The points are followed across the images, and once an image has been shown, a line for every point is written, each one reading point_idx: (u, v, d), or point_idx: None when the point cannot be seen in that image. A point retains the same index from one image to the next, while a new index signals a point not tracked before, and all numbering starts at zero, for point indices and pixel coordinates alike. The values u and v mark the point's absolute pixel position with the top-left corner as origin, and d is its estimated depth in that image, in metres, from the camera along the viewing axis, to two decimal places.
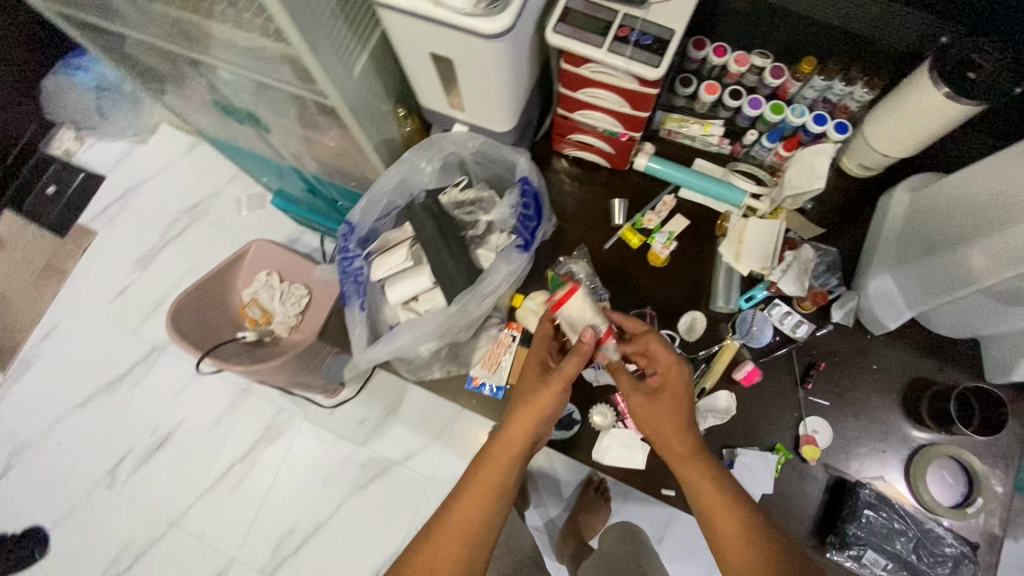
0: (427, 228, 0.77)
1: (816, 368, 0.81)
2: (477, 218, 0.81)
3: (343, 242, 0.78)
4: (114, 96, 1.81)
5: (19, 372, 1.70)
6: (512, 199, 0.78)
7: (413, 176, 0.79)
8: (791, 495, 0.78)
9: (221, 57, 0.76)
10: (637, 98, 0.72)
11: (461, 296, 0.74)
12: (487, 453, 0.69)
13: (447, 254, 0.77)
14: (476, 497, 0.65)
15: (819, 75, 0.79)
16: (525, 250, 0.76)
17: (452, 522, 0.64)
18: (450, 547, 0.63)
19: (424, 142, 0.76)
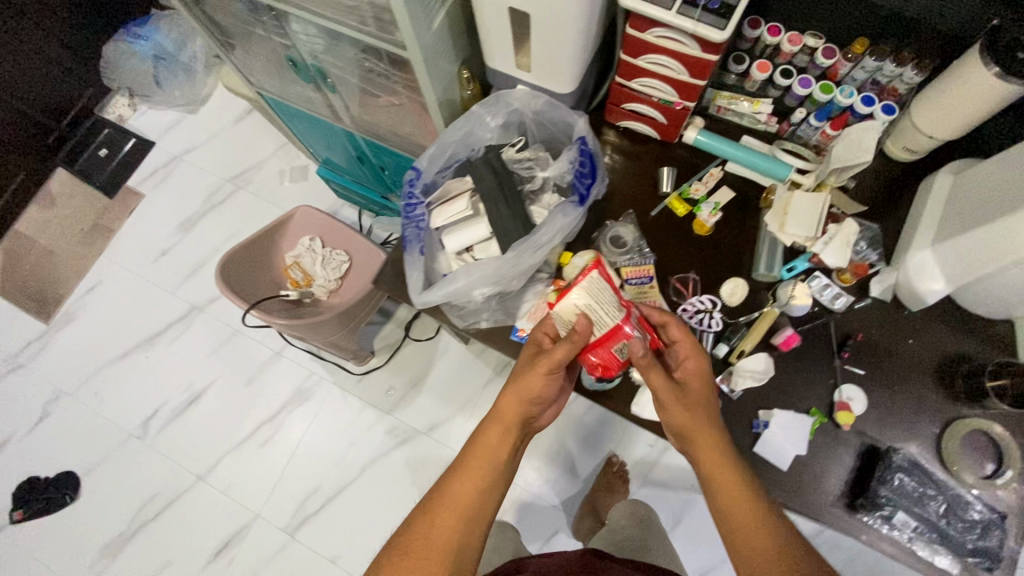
0: (487, 180, 0.82)
1: (853, 339, 0.84)
2: (535, 174, 0.85)
3: (408, 188, 0.83)
4: (170, 65, 1.88)
5: (62, 323, 1.76)
6: (569, 158, 0.82)
7: (477, 131, 0.84)
8: (824, 460, 0.80)
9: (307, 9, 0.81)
10: (698, 65, 0.77)
11: (517, 245, 0.78)
12: (480, 433, 0.75)
13: (505, 206, 0.81)
14: (472, 476, 0.72)
15: (870, 56, 0.83)
16: (580, 205, 0.79)
17: (450, 498, 0.71)
18: (447, 521, 0.69)
19: (491, 97, 0.81)
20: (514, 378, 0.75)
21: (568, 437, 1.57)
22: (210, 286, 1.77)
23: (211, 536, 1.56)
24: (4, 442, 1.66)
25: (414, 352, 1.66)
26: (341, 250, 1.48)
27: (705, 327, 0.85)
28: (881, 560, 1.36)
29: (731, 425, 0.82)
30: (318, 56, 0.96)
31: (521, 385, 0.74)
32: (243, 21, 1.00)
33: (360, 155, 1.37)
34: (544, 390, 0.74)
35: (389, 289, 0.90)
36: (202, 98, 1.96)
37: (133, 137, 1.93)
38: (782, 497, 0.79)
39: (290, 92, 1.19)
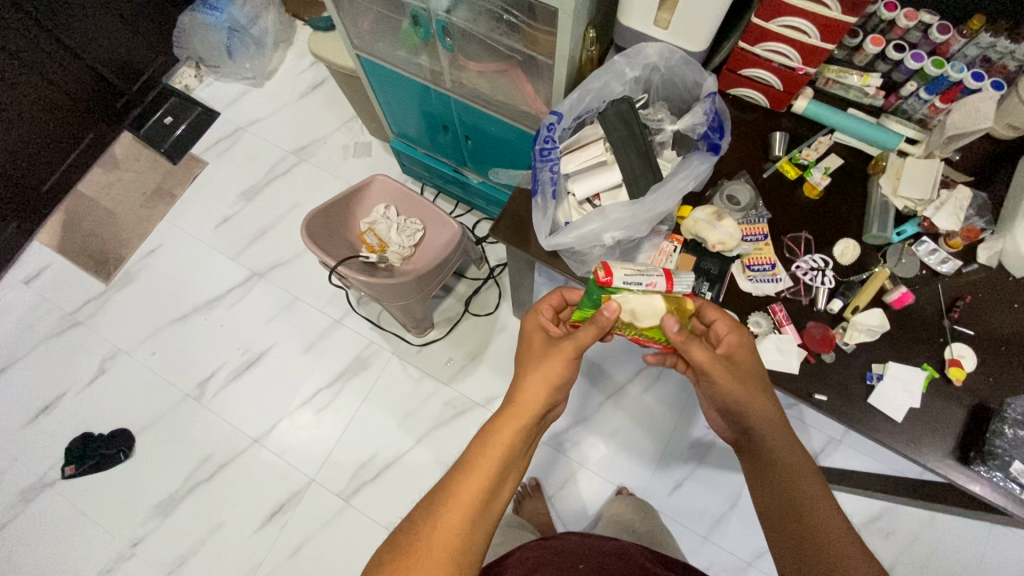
0: (621, 130, 0.85)
1: (962, 301, 0.86)
2: (663, 127, 0.88)
3: (546, 132, 0.85)
4: (242, 37, 1.92)
5: (122, 283, 1.78)
6: (702, 109, 0.84)
7: (612, 84, 0.88)
8: (935, 412, 0.83)
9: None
10: (833, 29, 0.81)
11: (652, 191, 0.82)
12: (495, 428, 0.76)
13: (636, 155, 0.85)
14: (481, 472, 0.72)
15: (987, 32, 0.87)
16: (713, 156, 0.83)
17: (456, 497, 0.70)
18: (455, 518, 0.69)
19: (631, 50, 0.86)
20: (537, 368, 0.79)
21: (624, 415, 1.58)
22: (271, 254, 1.79)
23: (265, 500, 1.54)
24: (58, 398, 1.66)
25: (472, 326, 1.68)
26: (415, 219, 1.51)
27: (819, 284, 0.88)
28: (939, 547, 1.37)
29: (845, 376, 0.84)
30: (441, 11, 1.01)
31: (540, 375, 0.79)
32: None
33: (443, 123, 1.40)
34: (563, 374, 0.78)
35: (508, 236, 0.93)
36: (269, 73, 2.00)
37: (199, 106, 1.97)
38: (896, 448, 0.82)
39: (393, 54, 1.23)
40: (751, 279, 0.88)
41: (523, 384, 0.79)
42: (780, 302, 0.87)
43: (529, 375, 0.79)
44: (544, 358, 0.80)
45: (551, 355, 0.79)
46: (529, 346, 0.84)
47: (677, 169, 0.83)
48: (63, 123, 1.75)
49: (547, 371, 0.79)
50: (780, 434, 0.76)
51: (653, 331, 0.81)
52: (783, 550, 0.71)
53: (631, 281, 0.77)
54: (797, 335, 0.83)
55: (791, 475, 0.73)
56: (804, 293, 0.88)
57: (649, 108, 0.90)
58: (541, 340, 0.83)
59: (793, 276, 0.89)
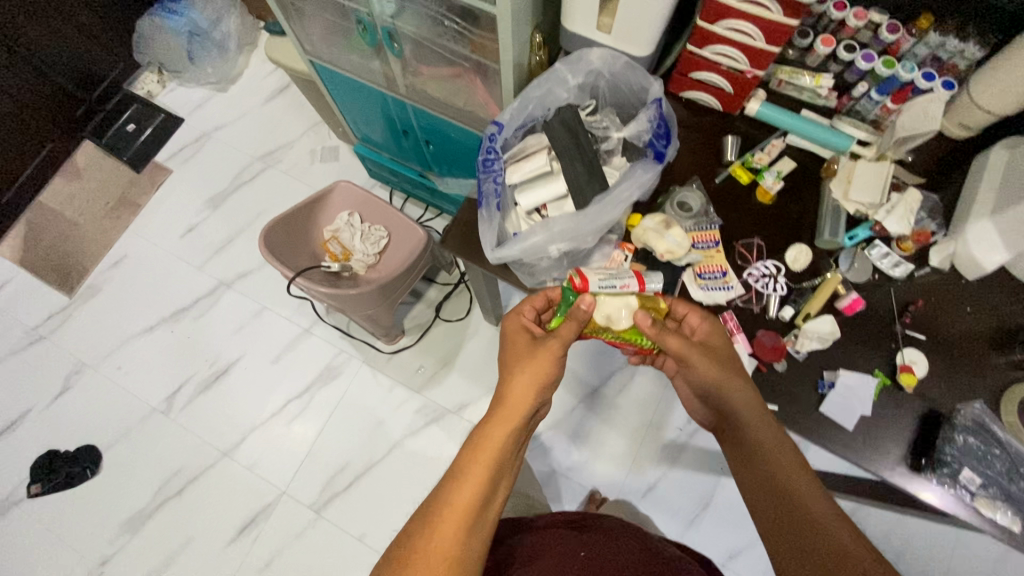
0: (565, 139, 0.84)
1: (913, 305, 0.86)
2: (610, 134, 0.87)
3: (488, 142, 0.82)
4: (203, 42, 1.88)
5: (87, 296, 1.75)
6: (646, 117, 0.83)
7: (558, 91, 0.86)
8: (889, 420, 0.82)
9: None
10: (777, 32, 0.79)
11: (596, 200, 0.80)
12: (485, 431, 0.72)
13: (580, 163, 0.83)
14: (475, 477, 0.67)
15: (936, 32, 0.85)
16: (658, 164, 0.82)
17: (450, 507, 0.65)
18: (450, 527, 0.63)
19: (574, 56, 0.83)
20: (521, 368, 0.76)
21: (597, 417, 1.57)
22: (238, 263, 1.76)
23: (236, 513, 1.52)
24: (23, 415, 1.63)
25: (444, 332, 1.66)
26: (379, 226, 1.48)
27: (771, 291, 0.87)
28: (908, 542, 1.37)
29: (797, 386, 0.83)
30: (387, 19, 0.98)
31: (530, 375, 0.76)
32: None
33: (404, 129, 1.38)
34: (552, 372, 0.76)
35: (458, 248, 0.91)
36: (234, 77, 1.96)
37: (162, 113, 1.93)
38: (849, 457, 0.81)
39: (347, 60, 1.21)
40: (702, 287, 0.87)
41: (513, 385, 0.75)
42: (731, 311, 0.86)
43: (518, 376, 0.76)
44: (528, 359, 0.77)
45: (537, 354, 0.77)
46: (517, 346, 0.80)
47: (621, 178, 0.81)
48: (21, 135, 1.71)
49: (535, 374, 0.76)
50: (759, 421, 0.73)
51: (630, 335, 0.81)
52: (778, 545, 0.65)
53: (604, 285, 0.79)
54: (747, 346, 0.83)
55: (777, 461, 0.69)
56: (756, 301, 0.87)
57: (596, 115, 0.88)
58: (522, 341, 0.80)
59: (745, 283, 0.87)
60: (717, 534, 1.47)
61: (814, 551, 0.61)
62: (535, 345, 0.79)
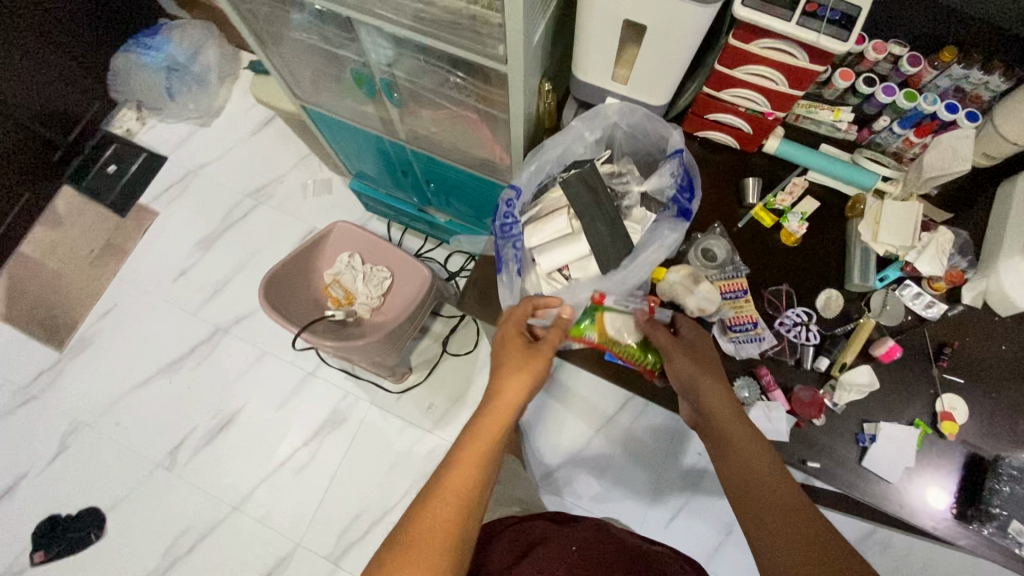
0: (586, 197, 0.80)
1: (949, 346, 0.83)
2: (631, 187, 0.83)
3: (505, 206, 0.80)
4: (183, 77, 1.81)
5: (77, 350, 1.68)
6: (669, 170, 0.79)
7: (574, 146, 0.82)
8: (934, 470, 0.80)
9: (377, 14, 0.75)
10: (802, 76, 0.74)
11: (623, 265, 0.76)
12: (483, 418, 0.71)
13: (603, 224, 0.79)
14: (467, 465, 0.67)
15: (960, 64, 0.81)
16: (684, 220, 0.78)
17: (449, 490, 0.65)
18: (445, 513, 0.63)
19: (590, 111, 0.80)
20: (510, 368, 0.72)
21: (614, 447, 1.54)
22: (234, 307, 1.70)
23: (250, 569, 1.48)
24: (19, 479, 1.57)
25: (451, 368, 1.62)
26: (381, 266, 1.43)
27: (804, 341, 0.84)
28: (934, 558, 1.37)
29: (836, 440, 0.81)
30: (385, 72, 0.93)
31: (521, 378, 0.72)
32: (302, 34, 0.96)
33: (402, 168, 1.34)
34: (541, 377, 0.74)
35: (476, 311, 0.87)
36: (217, 110, 1.88)
37: (143, 151, 1.85)
38: (896, 512, 0.79)
39: (340, 105, 1.15)
40: (733, 339, 0.84)
41: (503, 386, 0.72)
42: (766, 363, 0.83)
43: (505, 377, 0.72)
44: (516, 361, 0.73)
45: (526, 356, 0.73)
46: (506, 344, 0.75)
47: (648, 239, 0.78)
48: None
49: (524, 377, 0.72)
50: (735, 417, 0.71)
51: (636, 351, 0.77)
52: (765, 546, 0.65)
53: (619, 301, 0.78)
54: (786, 403, 0.80)
55: (755, 458, 0.68)
56: (789, 352, 0.84)
57: (614, 167, 0.84)
58: (511, 342, 0.74)
59: (777, 333, 0.85)
60: (742, 558, 1.46)
61: (805, 555, 0.61)
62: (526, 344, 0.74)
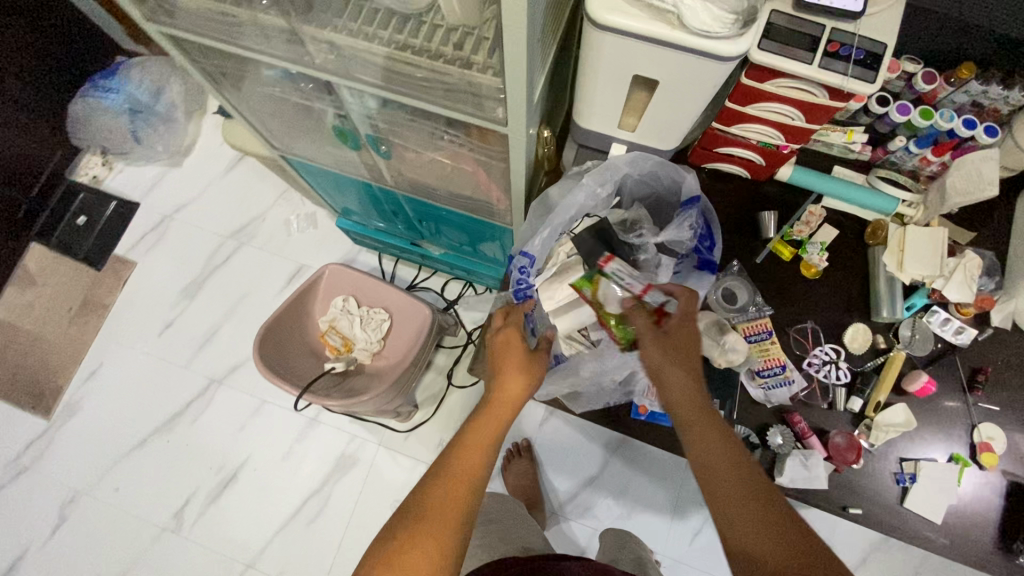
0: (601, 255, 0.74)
1: (983, 373, 0.81)
2: (647, 240, 0.77)
3: (518, 274, 0.76)
4: (147, 117, 1.72)
5: (66, 416, 1.61)
6: (688, 223, 0.75)
7: (589, 202, 0.76)
8: (977, 503, 0.79)
9: (356, 79, 0.69)
10: (817, 110, 0.69)
11: None
12: (497, 399, 0.69)
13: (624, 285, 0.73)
14: (478, 448, 0.65)
15: (978, 80, 0.77)
16: (712, 274, 0.76)
17: (463, 469, 0.63)
18: (455, 492, 0.62)
19: (599, 166, 0.74)
20: (514, 367, 0.70)
21: (631, 467, 1.52)
22: (227, 356, 1.63)
23: None
24: (20, 556, 1.51)
25: (458, 402, 1.57)
26: (379, 308, 1.37)
27: (834, 381, 0.81)
28: None
29: (876, 482, 0.78)
30: (369, 127, 0.86)
31: (524, 381, 0.69)
32: (275, 90, 0.89)
33: (392, 208, 1.27)
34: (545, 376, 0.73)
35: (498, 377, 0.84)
36: (187, 149, 1.79)
37: (113, 199, 1.75)
38: (943, 552, 0.77)
39: (321, 153, 1.08)
40: (762, 385, 0.81)
41: (510, 385, 0.70)
42: (797, 409, 0.81)
43: (510, 378, 0.70)
44: (518, 363, 0.71)
45: (528, 361, 0.71)
46: (506, 351, 0.72)
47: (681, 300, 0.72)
48: None
49: (530, 380, 0.70)
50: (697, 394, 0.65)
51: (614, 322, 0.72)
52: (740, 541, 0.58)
53: (619, 272, 0.71)
54: (823, 451, 0.77)
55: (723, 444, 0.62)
56: (821, 394, 0.82)
57: (626, 218, 0.80)
58: (515, 342, 0.72)
59: (807, 375, 0.82)
60: None
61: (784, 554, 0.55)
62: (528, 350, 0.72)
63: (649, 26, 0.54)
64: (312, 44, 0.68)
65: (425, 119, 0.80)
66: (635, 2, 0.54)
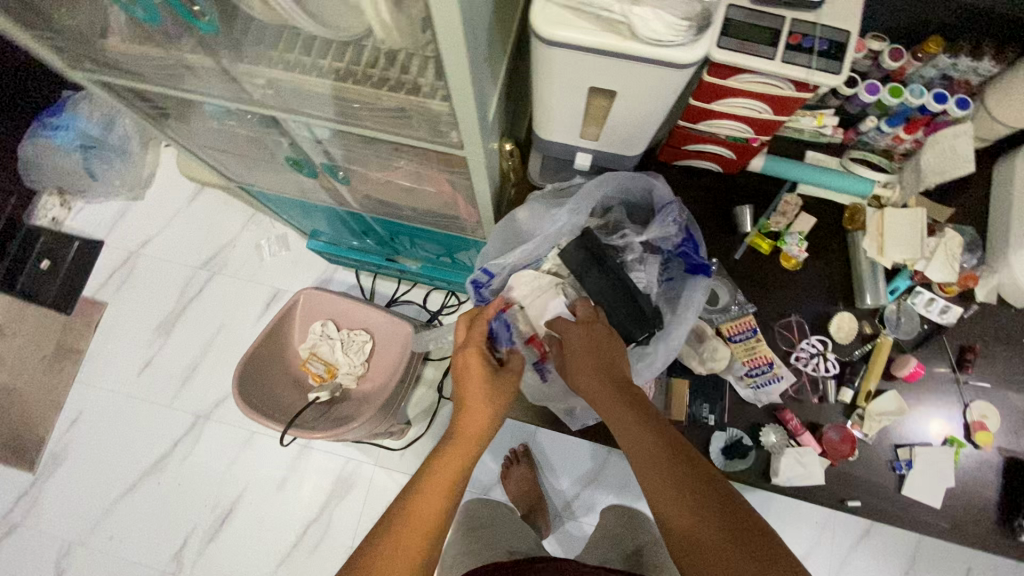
0: (590, 269, 0.72)
1: (972, 351, 0.80)
2: (631, 239, 0.75)
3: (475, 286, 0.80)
4: (102, 154, 1.65)
5: (50, 469, 1.56)
6: (671, 219, 0.72)
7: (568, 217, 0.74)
8: (973, 482, 0.78)
9: (308, 113, 0.67)
10: (786, 103, 0.66)
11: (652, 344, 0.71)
12: (457, 433, 0.66)
13: (613, 288, 0.71)
14: (437, 492, 0.62)
15: (945, 53, 0.75)
16: (706, 273, 0.72)
17: (415, 519, 0.60)
18: (412, 542, 0.59)
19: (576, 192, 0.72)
20: (471, 398, 0.68)
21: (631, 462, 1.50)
22: (210, 391, 1.59)
23: None
24: None
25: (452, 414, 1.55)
26: (359, 329, 1.34)
27: (824, 373, 0.80)
28: None
29: (874, 471, 0.77)
30: (322, 154, 0.83)
31: (491, 408, 0.67)
32: (220, 124, 0.84)
33: (362, 228, 1.24)
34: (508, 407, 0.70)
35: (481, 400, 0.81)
36: (147, 180, 1.73)
37: (76, 240, 1.69)
38: (943, 536, 0.76)
39: (281, 180, 1.04)
40: (752, 385, 0.79)
41: (469, 417, 0.67)
42: (788, 406, 0.79)
43: (469, 410, 0.67)
44: (476, 391, 0.68)
45: (485, 387, 0.68)
46: (467, 375, 0.68)
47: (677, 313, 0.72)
48: None
49: (490, 409, 0.67)
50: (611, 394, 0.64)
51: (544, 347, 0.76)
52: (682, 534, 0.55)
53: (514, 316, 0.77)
54: (818, 448, 0.76)
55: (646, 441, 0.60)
56: (811, 388, 0.80)
57: (609, 221, 0.79)
58: (474, 365, 0.68)
59: (795, 369, 0.80)
60: None
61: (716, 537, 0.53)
62: (492, 371, 0.68)
63: (600, 38, 0.51)
64: (247, 81, 0.64)
65: (380, 144, 0.76)
66: (583, 15, 0.51)
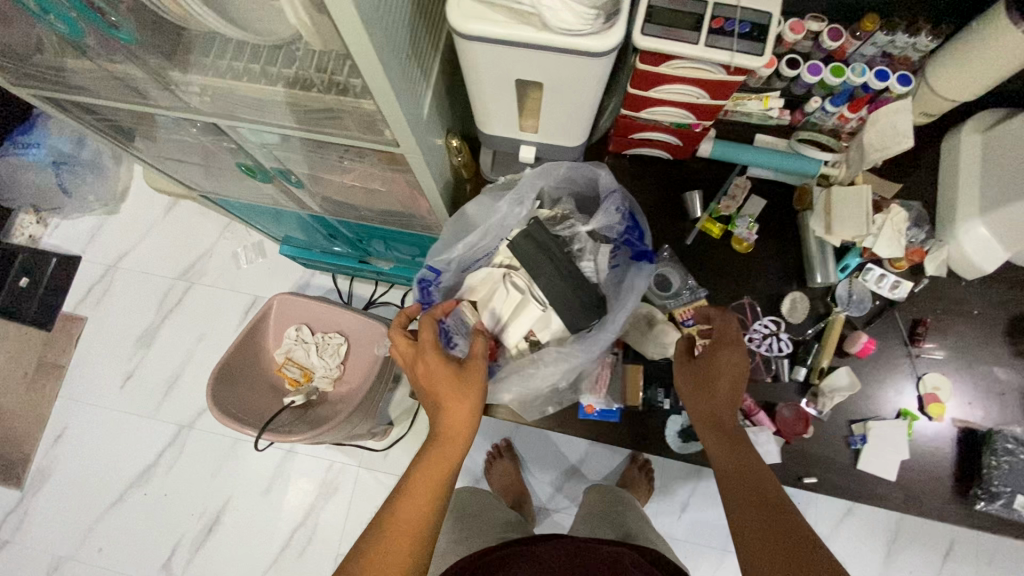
0: (538, 259, 0.74)
1: (922, 325, 0.81)
2: (576, 230, 0.77)
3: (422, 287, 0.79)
4: (73, 167, 1.66)
5: (37, 484, 1.57)
6: (614, 206, 0.73)
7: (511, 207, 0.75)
8: (929, 454, 0.78)
9: (247, 118, 0.68)
10: (719, 86, 0.66)
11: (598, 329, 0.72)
12: (440, 435, 0.67)
13: (559, 279, 0.74)
14: (423, 494, 0.64)
15: (883, 30, 0.74)
16: (649, 259, 0.74)
17: (402, 522, 0.62)
18: (402, 546, 0.61)
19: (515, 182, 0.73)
20: (445, 399, 0.67)
21: (613, 453, 1.51)
22: (192, 401, 1.60)
23: None
24: None
25: None
26: (334, 332, 1.35)
27: (777, 353, 0.81)
28: None
29: (830, 447, 0.78)
30: (273, 159, 0.83)
31: (468, 405, 0.67)
32: (171, 134, 0.85)
33: (330, 231, 1.24)
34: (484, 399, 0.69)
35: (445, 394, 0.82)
36: (122, 194, 1.74)
37: (53, 255, 1.69)
38: (901, 507, 0.77)
39: (241, 188, 1.05)
40: None
41: (449, 415, 0.67)
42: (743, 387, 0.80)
43: (446, 410, 0.67)
44: (448, 390, 0.67)
45: (453, 385, 0.67)
46: (434, 380, 0.68)
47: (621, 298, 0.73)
48: None
49: (467, 403, 0.67)
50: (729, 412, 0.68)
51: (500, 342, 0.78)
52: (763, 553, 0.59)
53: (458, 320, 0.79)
54: (772, 426, 0.78)
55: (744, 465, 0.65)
56: (765, 369, 0.81)
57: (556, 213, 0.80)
58: (437, 369, 0.68)
59: (749, 351, 0.82)
60: None
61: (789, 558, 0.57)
62: (455, 367, 0.68)
63: (514, 30, 0.51)
64: (181, 87, 0.65)
65: (326, 147, 0.77)
66: (498, 8, 0.52)
